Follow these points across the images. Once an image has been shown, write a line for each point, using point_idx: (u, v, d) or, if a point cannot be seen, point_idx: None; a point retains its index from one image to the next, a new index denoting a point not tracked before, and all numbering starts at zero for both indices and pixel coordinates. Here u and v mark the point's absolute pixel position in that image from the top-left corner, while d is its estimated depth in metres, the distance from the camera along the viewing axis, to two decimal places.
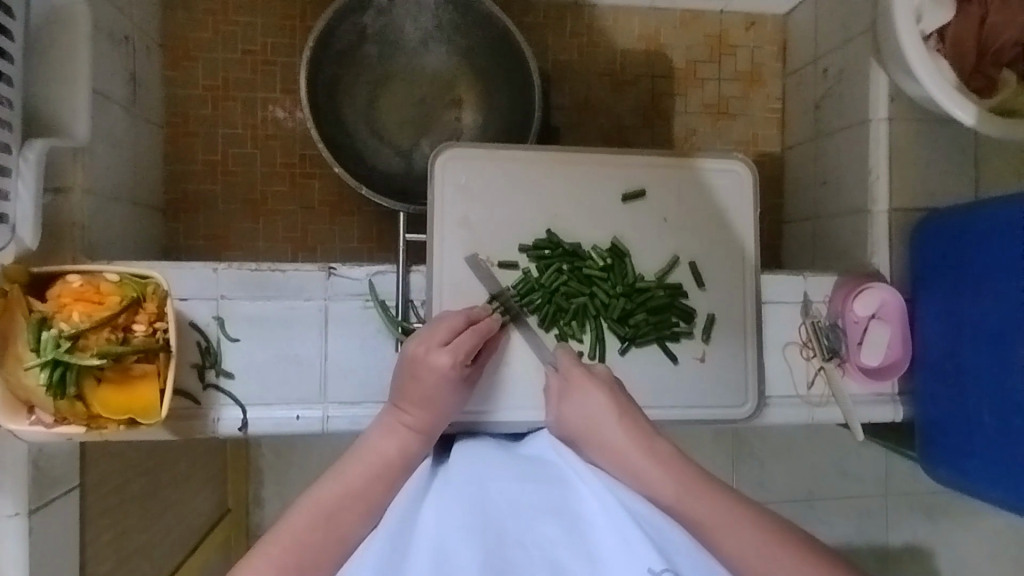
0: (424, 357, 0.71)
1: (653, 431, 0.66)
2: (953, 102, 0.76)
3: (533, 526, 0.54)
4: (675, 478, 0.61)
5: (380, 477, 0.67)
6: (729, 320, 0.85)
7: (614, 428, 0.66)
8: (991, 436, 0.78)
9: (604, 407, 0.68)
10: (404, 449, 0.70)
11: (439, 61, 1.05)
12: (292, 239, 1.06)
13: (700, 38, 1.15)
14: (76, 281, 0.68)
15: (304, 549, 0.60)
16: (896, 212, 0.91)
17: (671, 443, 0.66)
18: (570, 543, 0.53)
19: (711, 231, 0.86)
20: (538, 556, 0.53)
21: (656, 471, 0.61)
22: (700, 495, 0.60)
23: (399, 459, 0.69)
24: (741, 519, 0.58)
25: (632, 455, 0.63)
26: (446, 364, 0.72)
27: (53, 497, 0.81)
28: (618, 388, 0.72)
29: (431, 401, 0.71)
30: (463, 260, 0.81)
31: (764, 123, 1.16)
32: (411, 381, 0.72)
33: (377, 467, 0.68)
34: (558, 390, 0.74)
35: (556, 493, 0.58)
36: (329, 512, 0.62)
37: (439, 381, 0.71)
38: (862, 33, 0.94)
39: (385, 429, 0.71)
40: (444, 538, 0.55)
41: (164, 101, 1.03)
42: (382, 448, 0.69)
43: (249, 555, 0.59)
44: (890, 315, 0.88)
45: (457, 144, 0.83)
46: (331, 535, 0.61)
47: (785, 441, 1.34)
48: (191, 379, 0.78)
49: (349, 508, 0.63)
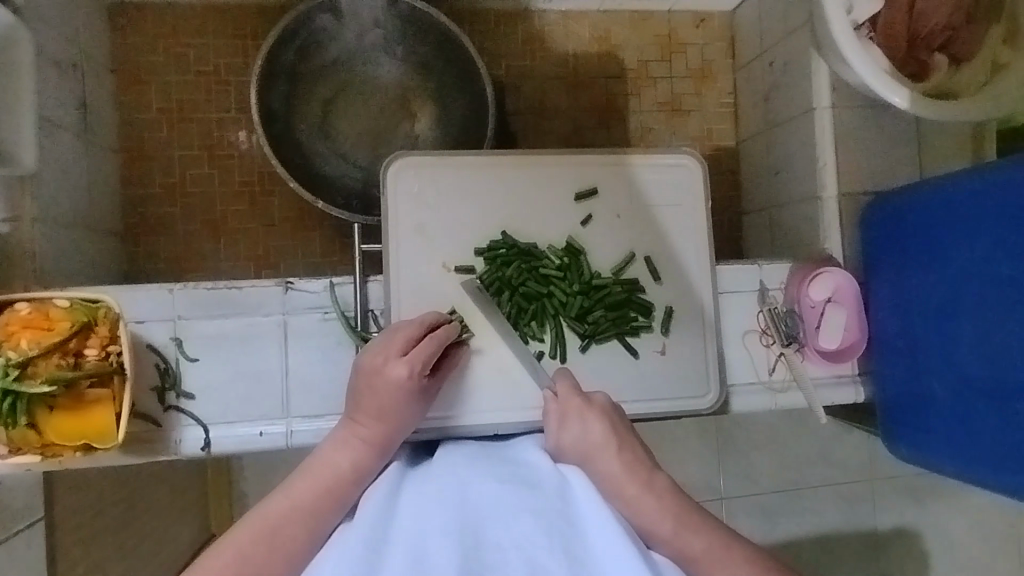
0: (381, 368, 0.71)
1: (629, 437, 0.70)
2: (887, 88, 0.78)
3: (510, 525, 0.56)
4: (644, 485, 0.64)
5: (328, 492, 0.66)
6: (687, 312, 0.87)
7: (611, 457, 0.66)
8: (946, 410, 0.79)
9: (604, 438, 0.68)
10: (356, 464, 0.68)
11: (393, 73, 1.06)
12: (255, 257, 1.06)
13: (650, 38, 1.17)
14: (24, 308, 0.67)
15: (247, 564, 0.59)
16: (845, 198, 0.93)
17: (670, 479, 0.67)
18: (550, 546, 0.54)
19: (664, 226, 0.87)
20: (512, 556, 0.53)
21: (627, 476, 0.65)
22: (689, 524, 0.62)
23: (350, 474, 0.67)
24: (699, 525, 0.62)
25: (632, 488, 0.64)
26: (403, 375, 0.71)
27: (14, 531, 0.80)
28: (618, 417, 0.72)
29: (387, 414, 0.71)
30: (420, 267, 0.82)
31: (718, 118, 1.18)
32: (367, 393, 0.71)
33: (325, 482, 0.66)
34: (557, 416, 0.72)
35: (538, 498, 0.59)
36: (281, 526, 0.62)
37: (395, 392, 0.71)
38: (802, 25, 0.96)
39: (338, 442, 0.70)
40: (424, 539, 0.55)
41: (118, 126, 1.03)
42: (333, 462, 0.68)
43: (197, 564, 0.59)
44: (845, 298, 0.90)
45: (408, 153, 0.84)
46: (276, 550, 0.61)
47: (761, 431, 1.35)
48: (150, 401, 0.78)
49: (297, 522, 0.63)
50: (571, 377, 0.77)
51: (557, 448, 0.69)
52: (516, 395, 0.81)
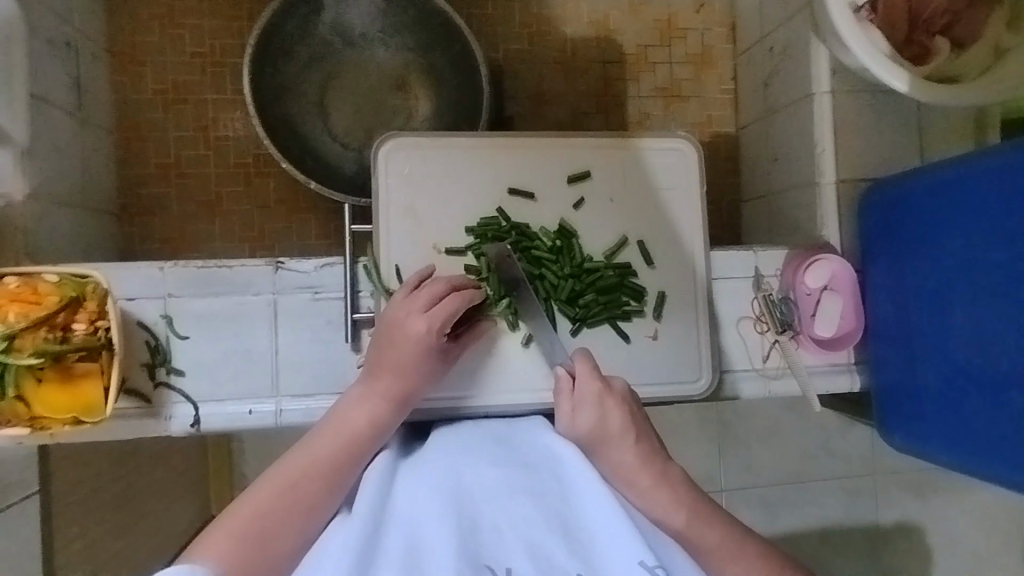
0: (402, 324, 0.72)
1: (645, 427, 0.68)
2: (887, 72, 0.77)
3: (509, 507, 0.57)
4: (656, 476, 0.64)
5: (348, 447, 0.67)
6: (681, 297, 0.86)
7: (627, 449, 0.65)
8: (936, 399, 0.79)
9: (623, 431, 0.66)
10: (375, 418, 0.69)
11: (389, 56, 1.06)
12: (251, 238, 1.06)
13: (649, 23, 1.15)
14: (12, 282, 0.67)
15: (269, 518, 0.61)
16: (843, 184, 0.92)
17: (680, 467, 0.67)
18: (549, 530, 0.55)
19: (658, 210, 0.86)
20: (513, 537, 0.55)
21: (640, 467, 0.65)
22: (701, 516, 0.63)
23: (368, 429, 0.68)
24: (707, 516, 0.64)
25: (642, 479, 0.64)
26: (423, 330, 0.72)
27: (14, 500, 0.82)
28: (636, 406, 0.69)
29: (406, 368, 0.71)
30: (410, 248, 0.81)
31: (718, 105, 1.16)
32: (388, 347, 0.72)
33: (345, 436, 0.67)
34: (570, 401, 0.67)
35: (536, 481, 0.60)
36: (302, 482, 0.64)
37: (415, 347, 0.71)
38: (802, 9, 0.94)
39: (358, 397, 0.70)
40: (422, 521, 0.56)
41: (113, 106, 1.03)
42: (351, 416, 0.68)
43: (216, 522, 0.61)
44: (841, 285, 0.89)
45: (399, 133, 0.83)
46: (293, 509, 0.62)
47: (758, 422, 1.34)
48: (141, 378, 0.78)
49: (314, 480, 0.64)
50: (589, 354, 0.70)
51: (569, 432, 0.67)
52: (536, 364, 0.82)
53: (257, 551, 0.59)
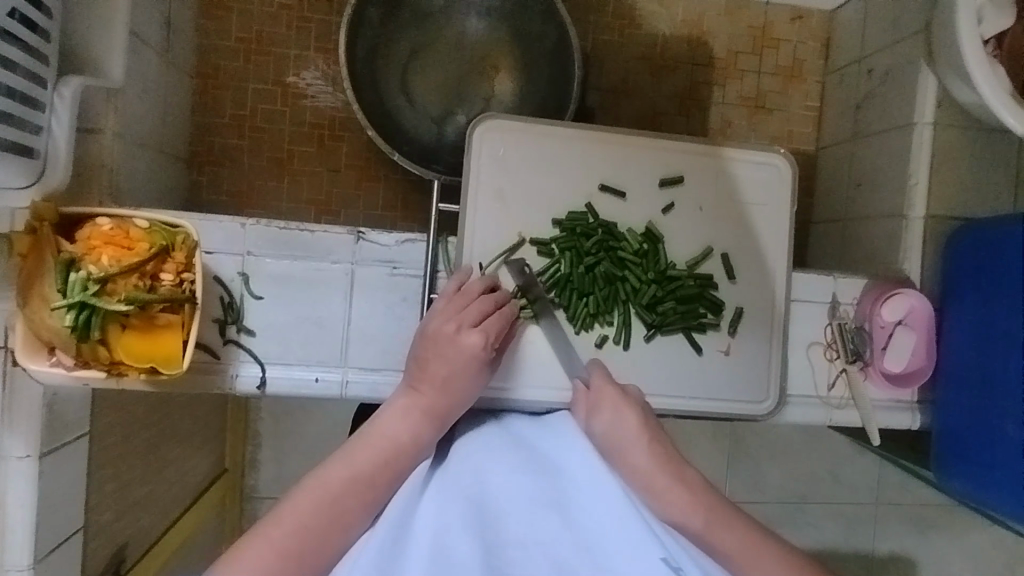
0: (453, 336, 0.69)
1: (659, 430, 0.64)
2: (1007, 111, 0.74)
3: (534, 519, 0.54)
4: (672, 479, 0.59)
5: (389, 463, 0.63)
6: (758, 315, 0.85)
7: (640, 450, 0.60)
8: (1015, 451, 0.78)
9: (635, 431, 0.61)
10: (417, 433, 0.66)
11: (478, 31, 1.03)
12: (316, 201, 1.04)
13: (744, 29, 1.12)
14: (105, 224, 0.66)
15: (307, 535, 0.57)
16: (931, 220, 0.90)
17: (699, 473, 0.61)
18: (573, 541, 0.52)
19: (746, 224, 0.85)
20: (537, 554, 0.52)
21: (655, 468, 0.59)
22: (723, 524, 0.57)
23: (409, 447, 0.65)
24: (728, 521, 0.57)
25: (657, 481, 0.58)
26: (475, 346, 0.70)
27: (63, 442, 0.79)
28: (647, 410, 0.66)
29: (453, 381, 0.68)
30: (495, 234, 0.80)
31: (800, 121, 1.14)
32: (435, 358, 0.69)
33: (384, 451, 0.64)
34: (587, 402, 0.66)
35: (561, 491, 0.57)
36: (338, 499, 0.60)
37: (466, 363, 0.69)
38: (915, 34, 0.92)
39: (400, 410, 0.67)
40: (443, 532, 0.54)
41: (194, 50, 1.01)
42: (393, 430, 0.65)
43: (253, 531, 0.57)
44: (917, 323, 0.87)
45: (497, 115, 0.81)
46: (333, 522, 0.59)
47: (787, 443, 1.34)
48: (212, 333, 0.77)
49: (356, 495, 0.61)
50: (602, 366, 0.72)
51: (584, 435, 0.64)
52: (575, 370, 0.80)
53: (294, 568, 0.55)
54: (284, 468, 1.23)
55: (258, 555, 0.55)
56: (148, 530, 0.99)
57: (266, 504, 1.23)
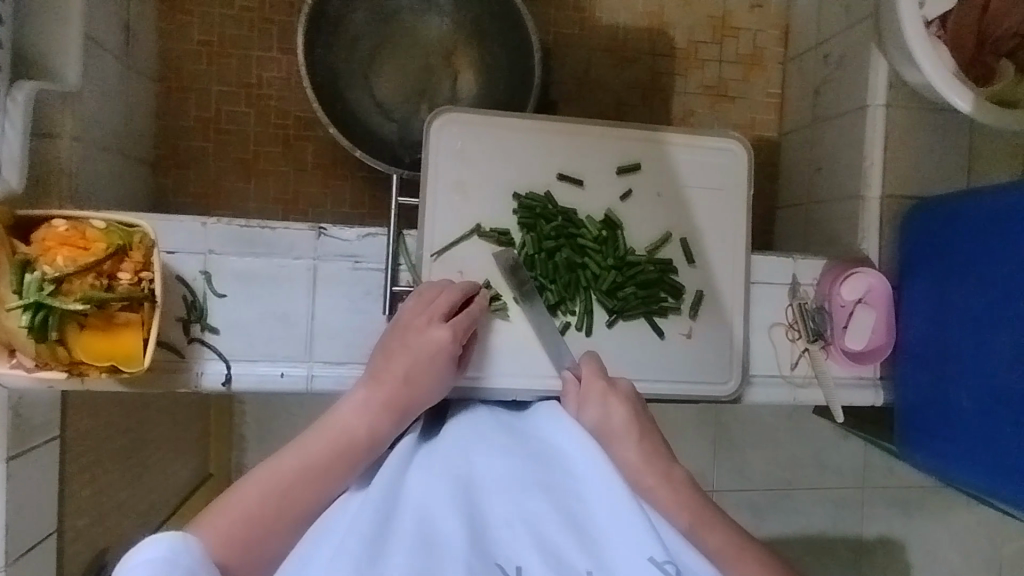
0: (420, 329, 0.71)
1: (650, 428, 0.66)
2: (952, 90, 0.76)
3: (521, 502, 0.54)
4: (661, 477, 0.60)
5: (347, 454, 0.63)
6: (718, 298, 0.86)
7: (630, 445, 0.63)
8: (970, 422, 0.79)
9: (627, 427, 0.64)
10: (382, 421, 0.66)
11: (439, 28, 1.04)
12: (284, 201, 1.05)
13: (703, 19, 1.14)
14: (61, 225, 0.67)
15: (264, 510, 0.58)
16: (888, 200, 0.92)
17: (685, 471, 0.63)
18: (558, 522, 0.52)
19: (705, 209, 0.86)
20: (521, 532, 0.51)
21: (644, 466, 0.61)
22: (705, 522, 0.58)
23: (369, 439, 0.64)
24: (712, 521, 0.58)
25: (647, 479, 0.60)
26: (442, 338, 0.71)
27: (31, 445, 0.79)
28: (641, 406, 0.67)
29: (420, 370, 0.69)
30: (455, 226, 0.81)
31: (763, 108, 1.16)
32: (403, 349, 0.70)
33: (343, 441, 0.63)
34: (577, 396, 0.69)
35: (549, 474, 0.57)
36: (300, 477, 0.60)
37: (431, 355, 0.70)
38: (866, 18, 0.93)
39: (367, 397, 0.67)
40: (430, 512, 0.53)
41: (157, 54, 1.01)
42: (354, 422, 0.65)
43: (211, 508, 0.58)
44: (876, 300, 0.88)
45: (453, 108, 0.82)
46: (284, 510, 0.59)
47: (765, 428, 1.35)
48: (175, 332, 0.78)
49: (310, 484, 0.60)
50: (598, 359, 0.72)
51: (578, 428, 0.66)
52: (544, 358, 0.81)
53: (242, 554, 0.55)
54: None
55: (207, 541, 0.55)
56: (127, 533, 0.99)
57: None
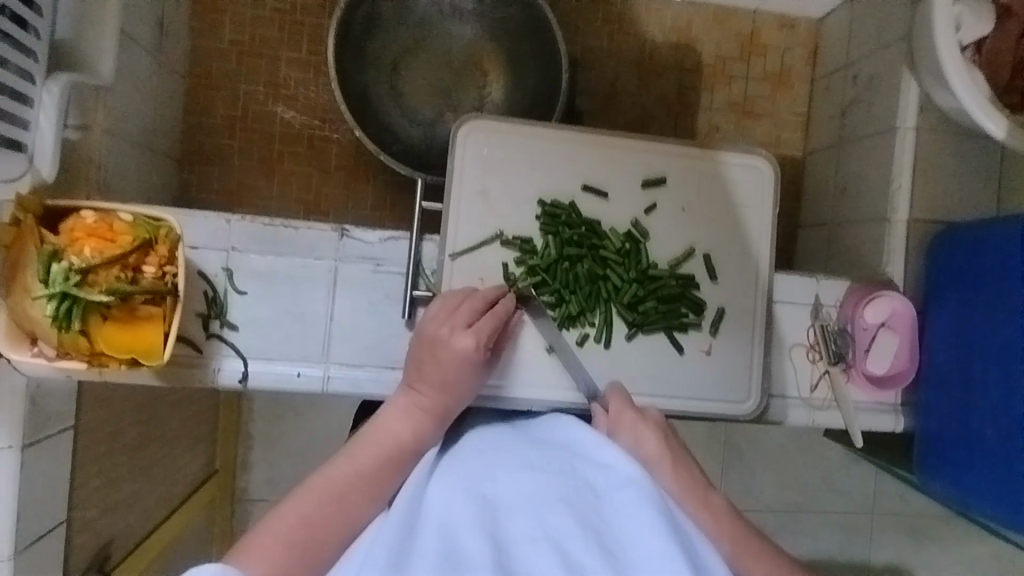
0: (445, 339, 0.69)
1: (682, 453, 0.65)
2: (985, 114, 0.75)
3: (545, 517, 0.52)
4: (697, 502, 0.61)
5: (390, 460, 0.64)
6: (739, 316, 0.85)
7: (666, 471, 0.62)
8: (992, 453, 0.77)
9: (658, 457, 0.62)
10: (416, 432, 0.66)
11: (468, 36, 1.04)
12: (306, 201, 1.05)
13: (732, 35, 1.14)
14: (89, 217, 0.67)
15: (311, 527, 0.59)
16: (914, 223, 0.91)
17: (722, 496, 0.63)
18: (584, 539, 0.51)
19: (730, 226, 0.85)
20: (547, 550, 0.50)
21: (680, 491, 0.61)
22: (737, 540, 0.60)
23: (410, 444, 0.65)
24: (751, 546, 0.61)
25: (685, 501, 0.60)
26: (468, 346, 0.69)
27: (47, 435, 0.79)
28: (671, 434, 0.66)
29: (449, 381, 0.68)
30: (478, 232, 0.81)
31: (788, 126, 1.15)
32: (430, 361, 0.69)
33: (388, 448, 0.65)
34: (608, 421, 0.68)
35: (573, 488, 0.55)
36: (342, 493, 0.61)
37: (458, 364, 0.69)
38: (897, 40, 0.93)
39: (398, 410, 0.67)
40: (456, 530, 0.52)
41: (188, 52, 1.02)
42: (396, 429, 0.66)
43: (258, 527, 0.59)
44: (900, 325, 0.87)
45: (481, 115, 0.82)
46: (336, 516, 0.60)
47: (778, 450, 1.33)
48: (195, 328, 0.78)
49: (358, 489, 0.62)
50: (625, 392, 0.72)
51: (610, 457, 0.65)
52: (562, 369, 0.81)
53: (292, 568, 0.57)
54: (274, 470, 1.23)
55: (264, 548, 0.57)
56: (136, 527, 0.99)
57: (256, 506, 1.23)
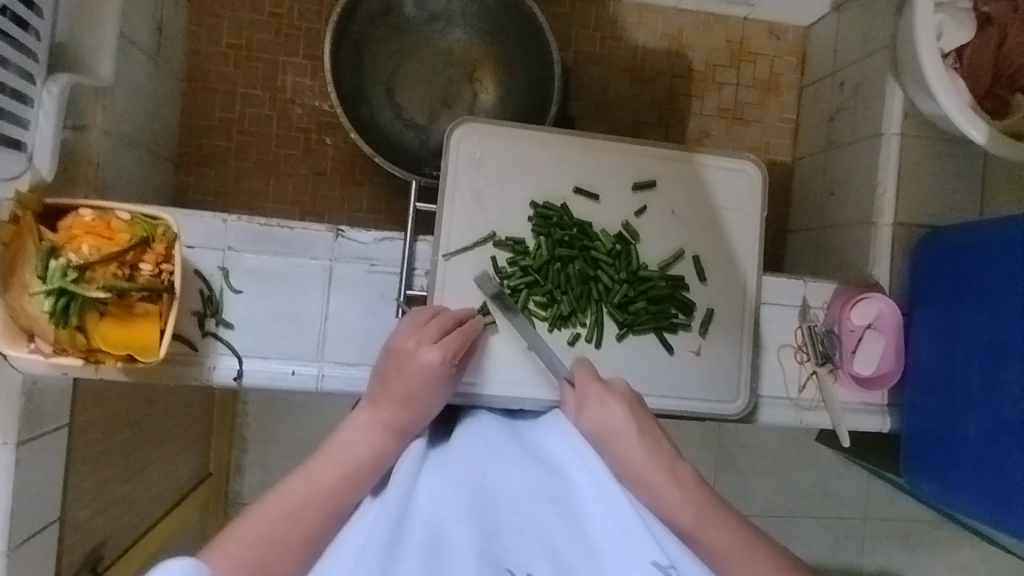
0: (412, 352, 0.70)
1: (651, 424, 0.66)
2: (966, 120, 0.77)
3: (531, 515, 0.54)
4: (666, 473, 0.61)
5: (347, 479, 0.63)
6: (727, 317, 0.86)
7: (631, 443, 0.62)
8: (976, 450, 0.78)
9: (625, 426, 0.63)
10: (377, 449, 0.65)
11: (462, 42, 1.06)
12: (302, 203, 1.06)
13: (722, 43, 1.16)
14: (88, 215, 0.68)
15: (269, 542, 0.57)
16: (900, 227, 0.92)
17: (691, 466, 0.63)
18: (568, 537, 0.52)
19: (719, 229, 0.87)
20: (533, 543, 0.51)
21: (648, 462, 0.61)
22: (710, 519, 0.59)
23: (371, 461, 0.64)
24: (717, 517, 0.59)
25: (652, 473, 0.60)
26: (434, 360, 0.70)
27: (42, 432, 0.80)
28: (639, 404, 0.67)
29: (414, 396, 0.68)
30: (471, 234, 0.82)
31: (778, 132, 1.17)
32: (395, 375, 0.69)
33: (346, 466, 0.63)
34: (575, 399, 0.69)
35: (557, 490, 0.57)
36: (301, 507, 0.60)
37: (424, 378, 0.69)
38: (882, 48, 0.95)
39: (361, 427, 0.67)
40: (443, 520, 0.53)
41: (186, 55, 1.04)
42: (355, 446, 0.65)
43: (219, 537, 0.58)
44: (886, 327, 0.89)
45: (474, 118, 0.84)
46: (292, 531, 0.58)
47: (769, 454, 1.34)
48: (190, 326, 0.79)
49: (315, 506, 0.60)
50: (592, 366, 0.73)
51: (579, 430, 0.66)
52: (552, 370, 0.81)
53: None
54: (268, 472, 1.24)
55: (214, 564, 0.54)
56: (128, 527, 0.99)
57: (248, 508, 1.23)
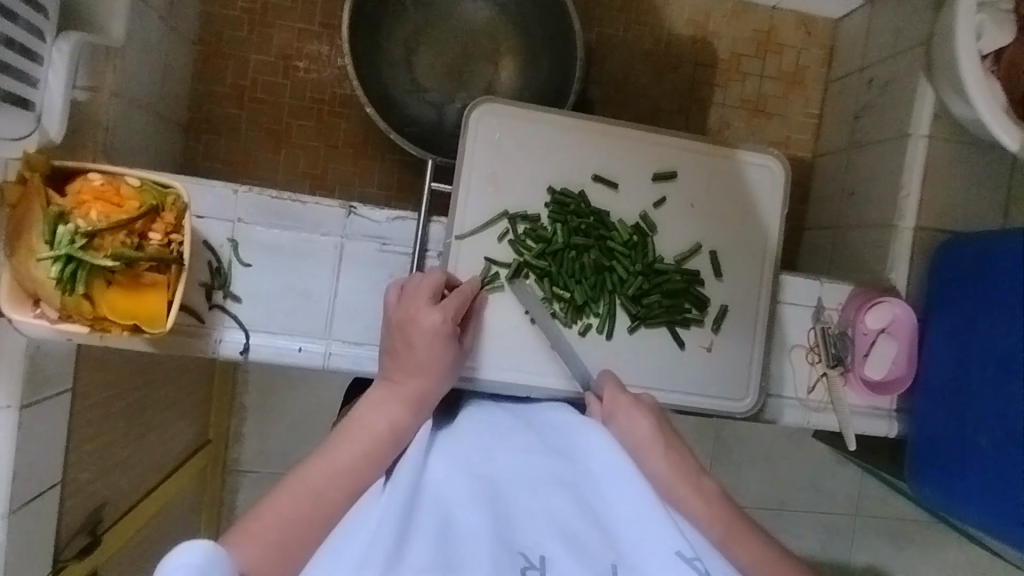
0: (412, 320, 0.69)
1: (676, 438, 0.65)
2: (1000, 126, 0.75)
3: (544, 498, 0.53)
4: (692, 487, 0.60)
5: (369, 455, 0.62)
6: (741, 314, 0.85)
7: (660, 456, 0.61)
8: (985, 459, 0.77)
9: (652, 438, 0.62)
10: (395, 422, 0.64)
11: (483, 18, 1.03)
12: (313, 175, 1.04)
13: (749, 32, 1.13)
14: (97, 179, 0.66)
15: (293, 526, 0.57)
16: (921, 231, 0.91)
17: (716, 482, 0.62)
18: (580, 517, 0.52)
19: (738, 225, 0.85)
20: (545, 525, 0.51)
21: (674, 475, 0.60)
22: (734, 534, 0.58)
23: (390, 434, 0.64)
24: (743, 534, 0.58)
25: (677, 486, 0.59)
26: (435, 322, 0.69)
27: (44, 396, 0.79)
28: (667, 421, 0.66)
29: (424, 365, 0.68)
30: (486, 218, 0.81)
31: (800, 127, 1.15)
32: (403, 347, 0.68)
33: (366, 445, 0.63)
34: (603, 412, 0.68)
35: (570, 473, 0.56)
36: (323, 491, 0.59)
37: (430, 342, 0.68)
38: (915, 46, 0.92)
39: (374, 403, 0.66)
40: (452, 508, 0.53)
41: (200, 18, 1.01)
42: (373, 421, 0.64)
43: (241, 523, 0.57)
44: (900, 332, 0.88)
45: (495, 99, 0.81)
46: (315, 513, 0.58)
47: (767, 448, 1.34)
48: (198, 298, 0.78)
49: (338, 487, 0.60)
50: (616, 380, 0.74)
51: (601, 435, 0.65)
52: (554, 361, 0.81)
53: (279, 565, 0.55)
54: (266, 442, 1.24)
55: (241, 550, 0.54)
56: (129, 492, 0.99)
57: (245, 477, 1.23)
